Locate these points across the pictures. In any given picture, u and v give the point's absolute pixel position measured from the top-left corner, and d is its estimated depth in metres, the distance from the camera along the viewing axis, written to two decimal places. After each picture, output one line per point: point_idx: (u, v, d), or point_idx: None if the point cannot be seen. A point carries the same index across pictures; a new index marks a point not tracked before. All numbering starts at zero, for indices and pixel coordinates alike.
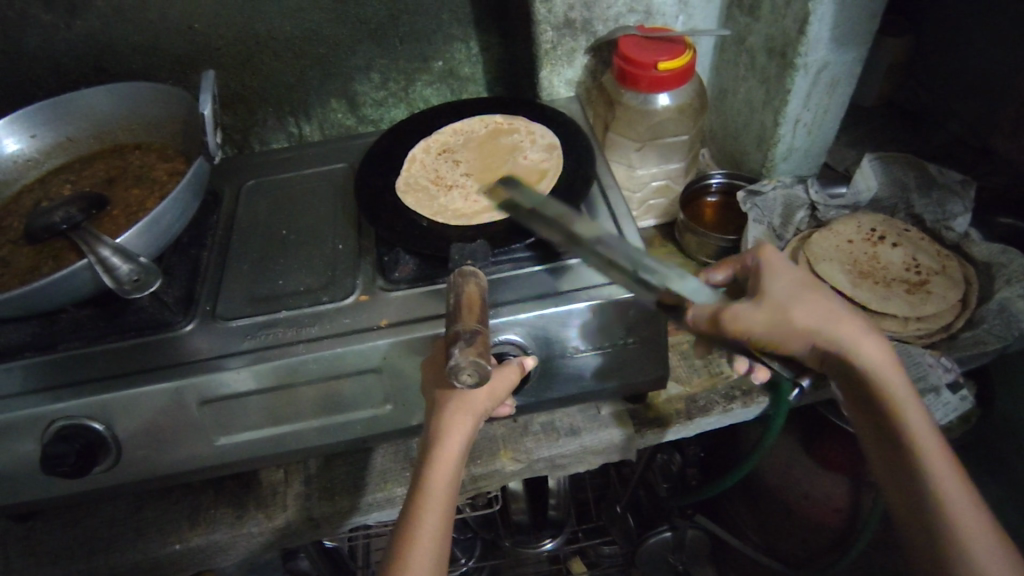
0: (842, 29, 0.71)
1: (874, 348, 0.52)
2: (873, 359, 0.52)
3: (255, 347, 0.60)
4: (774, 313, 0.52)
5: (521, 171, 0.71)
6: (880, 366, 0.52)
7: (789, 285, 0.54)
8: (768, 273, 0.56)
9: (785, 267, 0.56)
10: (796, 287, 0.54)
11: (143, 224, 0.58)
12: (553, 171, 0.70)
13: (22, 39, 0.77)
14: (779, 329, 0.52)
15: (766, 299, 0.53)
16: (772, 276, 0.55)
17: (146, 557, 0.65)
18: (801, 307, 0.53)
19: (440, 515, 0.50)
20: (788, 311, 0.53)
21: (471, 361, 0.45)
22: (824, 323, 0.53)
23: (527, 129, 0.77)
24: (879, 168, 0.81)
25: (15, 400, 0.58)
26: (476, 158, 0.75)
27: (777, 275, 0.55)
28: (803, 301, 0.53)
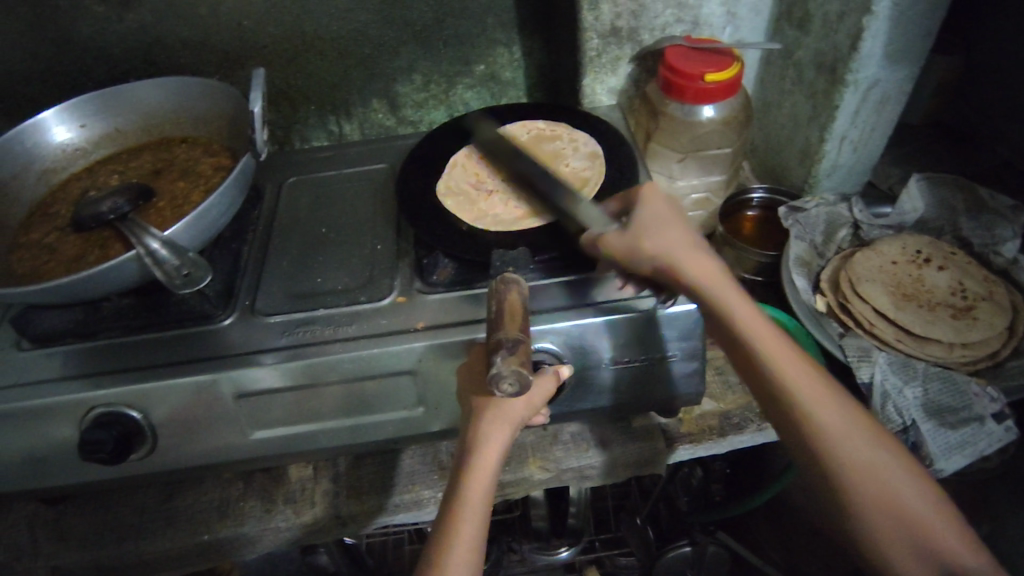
0: (896, 47, 0.70)
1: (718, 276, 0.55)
2: (722, 288, 0.54)
3: (292, 344, 0.60)
4: (634, 240, 0.56)
5: (564, 179, 0.71)
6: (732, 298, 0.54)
7: (652, 217, 0.57)
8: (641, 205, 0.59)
9: (656, 200, 0.59)
10: (667, 223, 0.57)
11: (190, 218, 0.59)
12: (595, 179, 0.70)
13: (76, 30, 0.78)
14: (642, 257, 0.56)
15: (631, 227, 0.57)
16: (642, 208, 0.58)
17: (175, 546, 0.66)
18: (656, 239, 0.56)
19: (476, 524, 0.50)
20: (648, 239, 0.56)
21: (513, 370, 0.44)
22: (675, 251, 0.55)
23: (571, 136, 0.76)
24: (925, 188, 0.80)
25: (58, 384, 0.59)
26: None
27: (648, 207, 0.58)
28: (656, 233, 0.56)
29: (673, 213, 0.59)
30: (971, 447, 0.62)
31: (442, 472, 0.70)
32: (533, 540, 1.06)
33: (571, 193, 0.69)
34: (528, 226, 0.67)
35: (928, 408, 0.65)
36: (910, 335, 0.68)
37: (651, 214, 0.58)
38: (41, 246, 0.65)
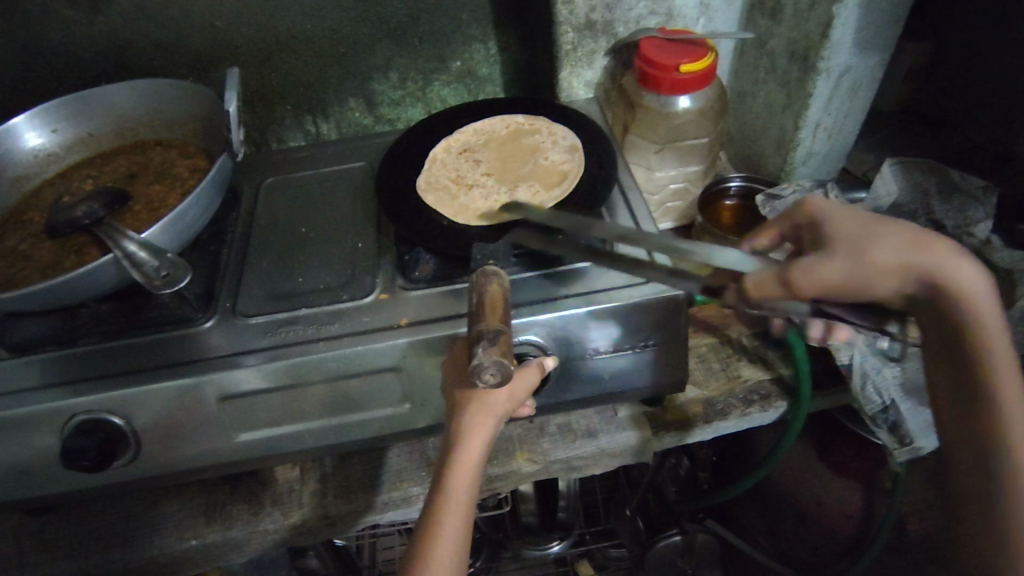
0: (865, 34, 0.71)
1: (975, 286, 0.46)
2: (980, 301, 0.46)
3: (273, 344, 0.60)
4: (849, 257, 0.48)
5: (543, 172, 0.72)
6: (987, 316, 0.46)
7: (858, 223, 0.50)
8: (824, 219, 0.53)
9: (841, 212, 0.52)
10: (877, 228, 0.50)
11: (167, 220, 0.58)
12: (574, 172, 0.70)
13: (44, 34, 0.77)
14: (864, 273, 0.48)
15: (835, 251, 0.49)
16: (835, 222, 0.52)
17: (162, 553, 0.65)
18: (879, 247, 0.48)
19: (460, 519, 0.50)
20: (870, 247, 0.48)
21: (494, 361, 0.45)
22: (905, 264, 0.48)
23: (548, 127, 0.77)
24: (899, 172, 0.81)
25: (36, 393, 0.58)
26: (498, 158, 0.75)
27: (829, 221, 0.53)
28: (881, 241, 0.48)
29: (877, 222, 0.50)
30: None
31: (430, 468, 0.70)
32: (524, 535, 1.06)
33: (551, 186, 0.69)
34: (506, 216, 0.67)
35: (907, 387, 0.66)
36: None
37: (848, 224, 0.51)
38: (15, 253, 0.64)
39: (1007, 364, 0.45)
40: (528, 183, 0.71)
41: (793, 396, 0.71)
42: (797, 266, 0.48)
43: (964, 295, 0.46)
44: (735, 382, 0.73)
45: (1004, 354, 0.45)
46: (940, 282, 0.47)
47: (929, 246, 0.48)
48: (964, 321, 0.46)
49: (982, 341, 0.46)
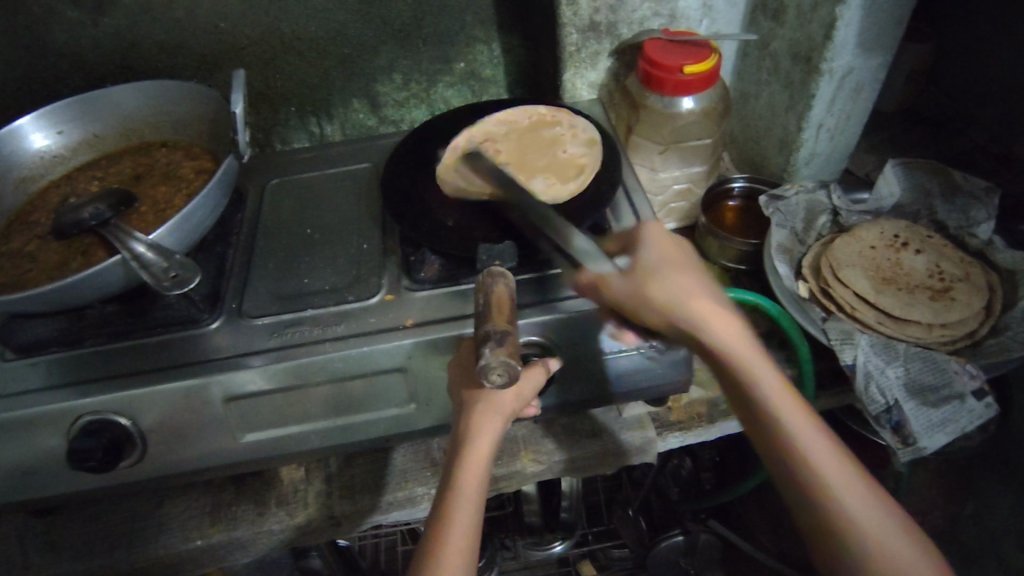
0: (868, 36, 0.71)
1: (725, 328, 0.52)
2: (727, 335, 0.52)
3: (279, 345, 0.60)
4: (636, 286, 0.54)
5: (563, 164, 0.72)
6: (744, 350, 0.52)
7: (661, 260, 0.56)
8: (643, 253, 0.58)
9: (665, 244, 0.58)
10: (672, 271, 0.56)
11: (174, 221, 0.58)
12: (591, 166, 0.70)
13: (49, 35, 0.77)
14: (641, 304, 0.53)
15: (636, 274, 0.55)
16: (644, 259, 0.57)
17: (168, 552, 0.65)
18: (662, 285, 0.54)
19: (471, 516, 0.50)
20: (658, 287, 0.54)
21: (502, 361, 0.45)
22: (685, 302, 0.53)
23: (573, 118, 0.77)
24: (902, 173, 0.81)
25: (43, 394, 0.58)
26: (518, 147, 0.75)
27: (652, 256, 0.57)
28: (665, 280, 0.54)
29: (684, 262, 0.57)
30: (953, 423, 0.63)
31: (435, 468, 0.70)
32: (527, 535, 1.06)
33: (567, 178, 0.69)
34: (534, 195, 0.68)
35: (910, 387, 0.66)
36: (891, 317, 0.70)
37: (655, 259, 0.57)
38: (21, 254, 0.64)
39: (781, 396, 0.50)
40: (546, 174, 0.71)
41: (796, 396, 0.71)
42: (605, 281, 0.55)
43: (712, 328, 0.52)
44: None
45: (772, 379, 0.51)
46: (688, 321, 0.53)
47: (693, 293, 0.54)
48: (732, 348, 0.52)
49: (745, 372, 0.51)
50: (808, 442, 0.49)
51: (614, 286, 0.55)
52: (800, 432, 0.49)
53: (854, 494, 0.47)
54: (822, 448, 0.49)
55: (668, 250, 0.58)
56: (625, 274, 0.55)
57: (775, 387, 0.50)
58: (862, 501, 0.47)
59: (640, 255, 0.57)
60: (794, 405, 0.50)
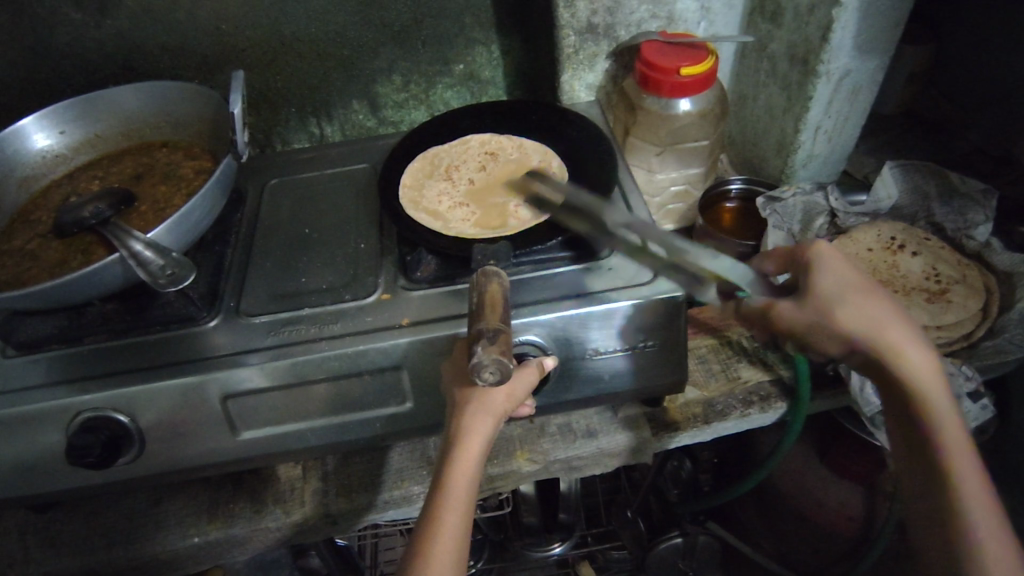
0: (865, 38, 0.71)
1: (926, 363, 0.48)
2: (921, 375, 0.48)
3: (276, 343, 0.61)
4: (817, 313, 0.50)
5: (497, 212, 0.70)
6: (937, 393, 0.48)
7: (842, 279, 0.51)
8: (817, 270, 0.52)
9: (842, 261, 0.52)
10: (852, 286, 0.51)
11: (173, 219, 0.59)
12: (504, 228, 0.67)
13: (52, 36, 0.78)
14: (825, 331, 0.50)
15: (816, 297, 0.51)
16: (824, 275, 0.52)
17: (166, 549, 0.66)
18: (850, 307, 0.50)
19: (460, 513, 0.50)
20: (840, 305, 0.50)
21: (494, 359, 0.45)
22: (874, 325, 0.49)
23: (556, 182, 0.70)
24: (899, 176, 0.80)
25: (43, 391, 0.59)
26: (489, 176, 0.74)
27: (831, 276, 0.52)
28: (856, 302, 0.50)
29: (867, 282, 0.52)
30: None
31: (431, 467, 0.70)
32: (525, 536, 1.07)
33: (481, 223, 0.69)
34: (418, 216, 0.69)
35: None
36: None
37: (836, 279, 0.51)
38: (23, 252, 0.65)
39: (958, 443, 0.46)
40: (473, 211, 0.71)
41: (792, 397, 0.71)
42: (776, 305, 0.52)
43: (905, 355, 0.48)
44: (736, 382, 0.73)
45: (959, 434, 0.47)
46: (883, 351, 0.49)
47: (887, 326, 0.49)
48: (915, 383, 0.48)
49: (931, 414, 0.47)
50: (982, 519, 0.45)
51: (788, 314, 0.52)
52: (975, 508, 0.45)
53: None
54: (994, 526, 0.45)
55: (852, 272, 0.52)
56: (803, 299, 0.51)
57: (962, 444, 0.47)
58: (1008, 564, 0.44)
59: (815, 269, 0.52)
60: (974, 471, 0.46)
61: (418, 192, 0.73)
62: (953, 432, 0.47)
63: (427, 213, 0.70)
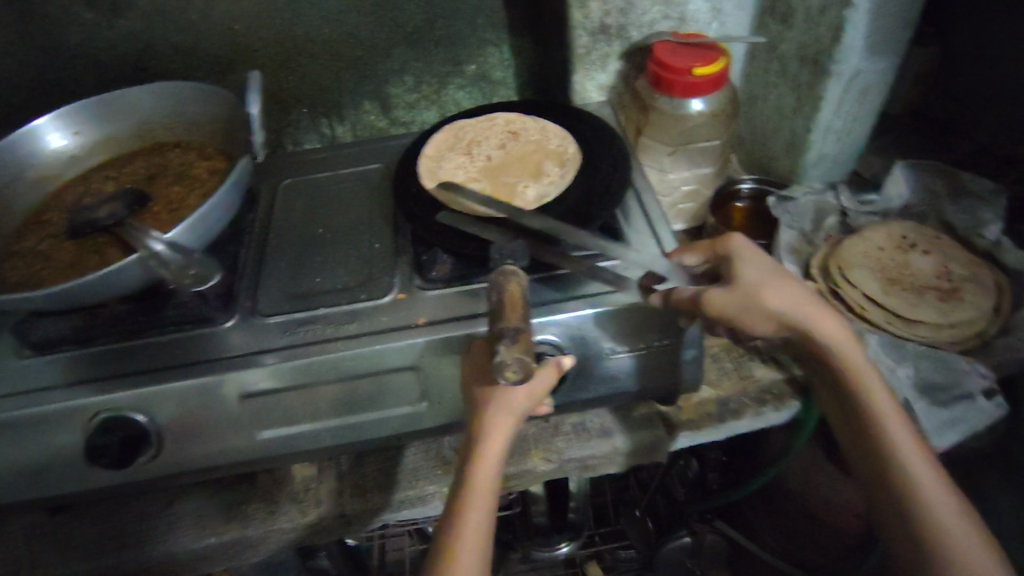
0: (877, 38, 0.71)
1: (844, 340, 0.58)
2: (846, 350, 0.58)
3: (293, 343, 0.61)
4: (749, 298, 0.57)
5: (506, 192, 0.71)
6: (865, 370, 0.57)
7: (761, 269, 0.58)
8: (742, 260, 0.59)
9: (756, 252, 0.59)
10: (772, 275, 0.58)
11: (191, 220, 0.59)
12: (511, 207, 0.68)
13: (65, 37, 0.78)
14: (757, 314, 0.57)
15: (738, 286, 0.57)
16: (747, 266, 0.59)
17: (181, 549, 0.66)
18: (773, 295, 0.57)
19: (484, 513, 0.51)
20: (767, 293, 0.57)
21: (516, 359, 0.46)
22: (806, 312, 0.58)
23: (570, 168, 0.71)
24: (908, 175, 0.82)
25: (60, 391, 0.59)
26: (507, 155, 0.75)
27: (752, 264, 0.59)
28: (777, 289, 0.57)
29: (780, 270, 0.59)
30: (963, 422, 0.65)
31: (446, 467, 0.70)
32: (535, 536, 1.07)
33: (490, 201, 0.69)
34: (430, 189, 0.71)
35: (920, 385, 0.67)
36: (900, 317, 0.70)
37: (754, 268, 0.58)
38: (39, 252, 0.65)
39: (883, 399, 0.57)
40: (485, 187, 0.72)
41: (805, 395, 0.71)
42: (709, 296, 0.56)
43: (830, 334, 0.58)
44: (749, 381, 0.74)
45: (888, 407, 0.57)
46: (811, 332, 0.58)
47: (815, 309, 0.58)
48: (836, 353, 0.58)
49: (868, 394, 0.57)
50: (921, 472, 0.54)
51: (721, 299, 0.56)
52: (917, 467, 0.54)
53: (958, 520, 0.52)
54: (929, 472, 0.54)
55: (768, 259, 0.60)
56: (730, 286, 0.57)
57: (892, 414, 0.56)
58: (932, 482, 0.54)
59: (736, 262, 0.59)
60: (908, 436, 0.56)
61: (440, 167, 0.74)
62: (880, 397, 0.57)
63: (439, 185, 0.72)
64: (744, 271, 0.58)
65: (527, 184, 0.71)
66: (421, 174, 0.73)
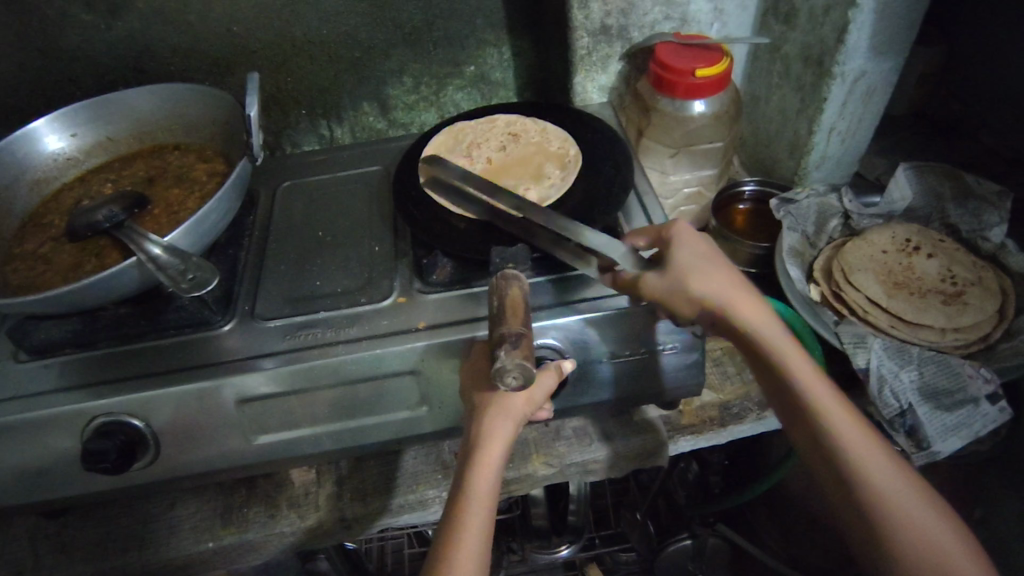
0: (881, 39, 0.71)
1: (764, 323, 0.57)
2: (758, 329, 0.57)
3: (292, 347, 0.60)
4: (677, 280, 0.57)
5: None
6: (793, 353, 0.56)
7: (693, 254, 0.59)
8: (675, 245, 0.60)
9: (692, 238, 0.60)
10: (703, 260, 0.59)
11: (189, 223, 0.58)
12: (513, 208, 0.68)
13: (63, 38, 0.78)
14: (685, 297, 0.56)
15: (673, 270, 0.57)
16: (680, 251, 0.59)
17: (179, 554, 0.65)
18: (702, 276, 0.57)
19: (481, 520, 0.50)
20: (697, 276, 0.57)
21: (517, 364, 0.45)
22: (724, 293, 0.57)
23: (572, 169, 0.71)
24: (913, 177, 0.80)
25: (58, 395, 0.58)
26: (509, 156, 0.75)
27: (684, 248, 0.59)
28: (701, 273, 0.57)
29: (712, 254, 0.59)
30: (966, 428, 0.63)
31: (446, 471, 0.70)
32: (535, 539, 1.07)
33: None
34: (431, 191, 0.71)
35: (924, 391, 0.66)
36: (904, 321, 0.70)
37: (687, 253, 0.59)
38: (36, 255, 0.65)
39: (810, 379, 0.55)
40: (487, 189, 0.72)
41: None
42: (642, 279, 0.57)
43: (749, 317, 0.57)
44: (751, 385, 0.73)
45: (827, 394, 0.54)
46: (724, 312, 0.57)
47: (738, 290, 0.57)
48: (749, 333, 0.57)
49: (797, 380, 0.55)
50: (866, 457, 0.52)
51: (653, 284, 0.56)
52: (859, 447, 0.52)
53: (915, 506, 0.50)
54: (879, 458, 0.52)
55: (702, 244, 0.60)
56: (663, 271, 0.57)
57: (830, 399, 0.54)
58: (882, 465, 0.51)
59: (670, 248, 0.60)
60: (851, 420, 0.53)
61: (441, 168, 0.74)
62: (806, 379, 0.55)
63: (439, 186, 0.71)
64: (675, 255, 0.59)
65: (528, 186, 0.71)
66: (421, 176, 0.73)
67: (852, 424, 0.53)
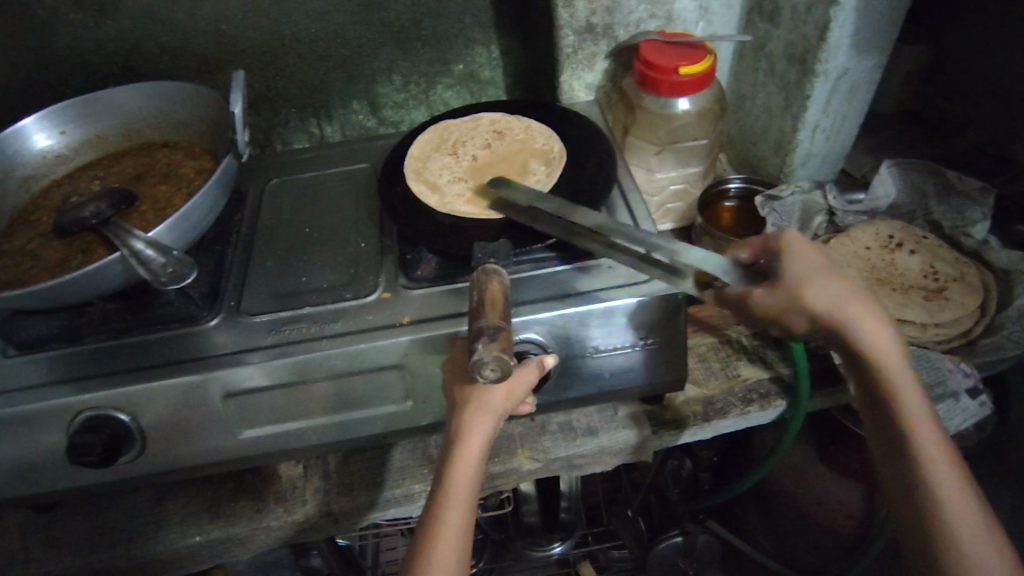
0: (863, 37, 0.72)
1: (882, 338, 0.48)
2: (878, 348, 0.48)
3: (277, 342, 0.61)
4: (788, 297, 0.49)
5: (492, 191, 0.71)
6: (901, 376, 0.48)
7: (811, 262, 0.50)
8: (787, 253, 0.51)
9: (809, 246, 0.51)
10: (824, 271, 0.50)
11: (174, 219, 0.59)
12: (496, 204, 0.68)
13: (53, 37, 0.78)
14: (800, 316, 0.49)
15: (786, 282, 0.50)
16: (794, 259, 0.51)
17: (167, 548, 0.66)
18: (821, 289, 0.49)
19: (461, 514, 0.51)
20: (813, 288, 0.49)
21: (495, 357, 0.46)
22: (843, 307, 0.48)
23: (555, 166, 0.71)
24: (896, 174, 0.82)
25: (45, 390, 0.59)
26: (493, 154, 0.75)
27: (800, 257, 0.51)
28: (823, 283, 0.49)
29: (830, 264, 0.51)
30: (947, 422, 0.65)
31: (431, 466, 0.70)
32: (526, 535, 1.07)
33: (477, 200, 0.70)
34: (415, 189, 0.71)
35: None
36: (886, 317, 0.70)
37: (804, 262, 0.50)
38: (24, 252, 0.65)
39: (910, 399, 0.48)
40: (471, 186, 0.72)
41: (792, 394, 0.71)
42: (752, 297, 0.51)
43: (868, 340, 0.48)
44: (735, 381, 0.74)
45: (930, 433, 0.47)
46: (839, 326, 0.48)
47: (859, 304, 0.48)
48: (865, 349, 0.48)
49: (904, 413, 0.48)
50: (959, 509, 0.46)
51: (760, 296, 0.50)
52: (941, 476, 0.47)
53: (986, 549, 0.45)
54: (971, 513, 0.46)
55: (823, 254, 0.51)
56: (773, 287, 0.50)
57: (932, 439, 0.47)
58: (959, 499, 0.46)
59: (784, 254, 0.51)
60: (942, 452, 0.47)
61: (427, 165, 0.75)
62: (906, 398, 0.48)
63: (424, 184, 0.72)
64: (790, 264, 0.50)
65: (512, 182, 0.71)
66: (406, 175, 0.73)
67: (940, 452, 0.47)
